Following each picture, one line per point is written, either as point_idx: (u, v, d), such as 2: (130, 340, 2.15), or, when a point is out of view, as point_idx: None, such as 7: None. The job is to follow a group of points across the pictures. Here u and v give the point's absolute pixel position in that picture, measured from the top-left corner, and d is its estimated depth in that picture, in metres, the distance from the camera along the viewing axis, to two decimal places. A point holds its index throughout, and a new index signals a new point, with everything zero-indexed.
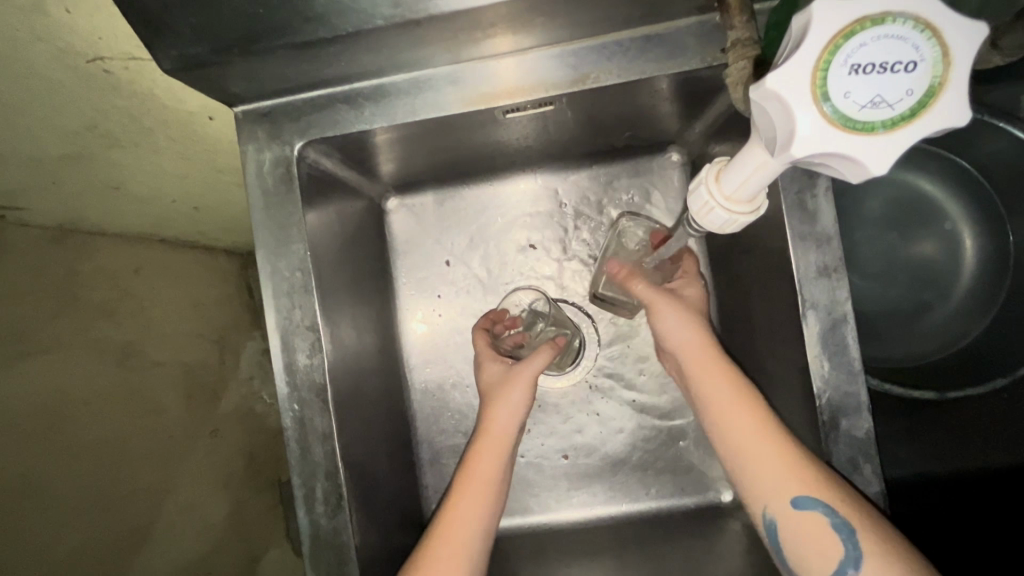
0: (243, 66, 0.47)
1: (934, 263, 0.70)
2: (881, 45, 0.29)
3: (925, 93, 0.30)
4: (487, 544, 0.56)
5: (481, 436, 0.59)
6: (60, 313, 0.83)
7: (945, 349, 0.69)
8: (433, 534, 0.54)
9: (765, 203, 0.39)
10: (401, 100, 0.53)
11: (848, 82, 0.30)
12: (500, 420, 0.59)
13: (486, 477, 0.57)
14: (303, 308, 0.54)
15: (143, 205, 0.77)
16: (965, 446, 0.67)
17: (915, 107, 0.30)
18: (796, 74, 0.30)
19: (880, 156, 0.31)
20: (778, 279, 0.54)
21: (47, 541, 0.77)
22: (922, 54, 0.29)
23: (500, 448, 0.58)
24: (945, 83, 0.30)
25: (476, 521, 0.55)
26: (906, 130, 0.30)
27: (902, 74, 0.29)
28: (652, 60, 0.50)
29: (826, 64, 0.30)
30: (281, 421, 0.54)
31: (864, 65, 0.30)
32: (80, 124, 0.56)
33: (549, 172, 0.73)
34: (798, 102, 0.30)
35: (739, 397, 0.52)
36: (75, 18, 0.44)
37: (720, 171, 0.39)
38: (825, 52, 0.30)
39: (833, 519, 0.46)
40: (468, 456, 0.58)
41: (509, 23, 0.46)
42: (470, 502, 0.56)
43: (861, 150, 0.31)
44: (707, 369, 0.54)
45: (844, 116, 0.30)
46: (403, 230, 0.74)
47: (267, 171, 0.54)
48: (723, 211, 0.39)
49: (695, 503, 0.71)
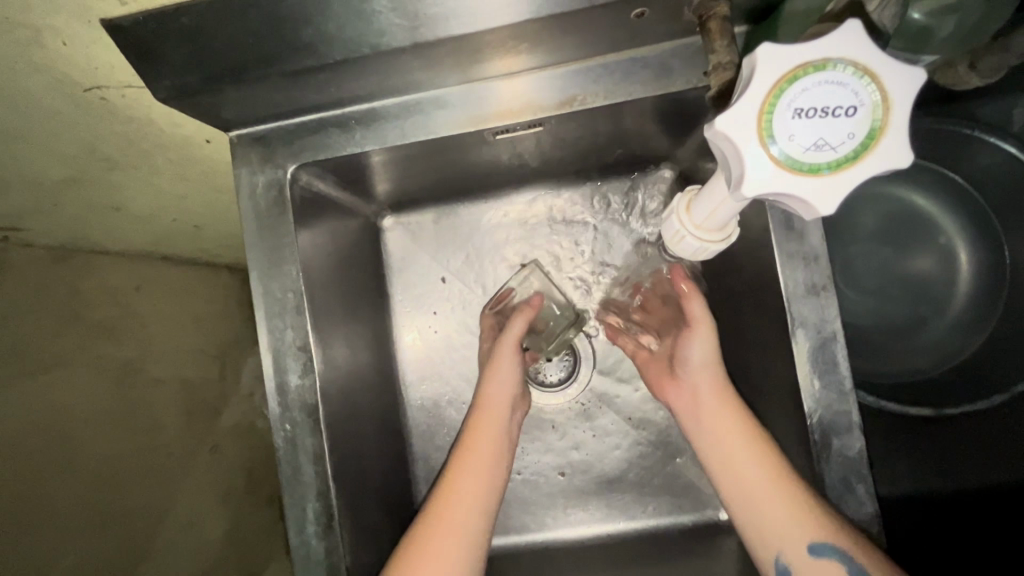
0: (236, 92, 0.48)
1: (930, 279, 0.69)
2: (822, 90, 0.31)
3: (866, 136, 0.31)
4: (489, 523, 0.55)
5: (478, 417, 0.59)
6: (62, 331, 0.86)
7: (944, 364, 0.67)
8: (429, 515, 0.53)
9: (737, 232, 0.40)
10: (391, 123, 0.54)
11: (791, 126, 0.31)
12: (491, 391, 0.60)
13: (484, 454, 0.57)
14: (295, 329, 0.55)
15: (145, 224, 0.78)
16: (968, 464, 0.65)
17: (857, 149, 0.31)
18: (743, 117, 0.31)
19: (827, 196, 0.32)
20: (767, 298, 0.54)
21: (51, 551, 0.79)
22: (862, 99, 0.31)
23: (491, 421, 0.59)
24: (885, 126, 0.31)
25: (477, 497, 0.55)
26: (849, 171, 0.31)
27: (843, 118, 0.31)
28: (637, 82, 0.51)
29: (770, 107, 0.31)
30: (273, 441, 0.55)
31: (806, 109, 0.31)
32: (79, 149, 0.57)
33: (545, 189, 0.74)
34: (746, 144, 0.32)
35: (751, 441, 0.52)
36: (72, 50, 0.44)
37: (691, 201, 0.40)
38: (769, 96, 0.31)
39: (850, 567, 0.46)
40: (465, 436, 0.58)
41: (495, 49, 0.48)
42: (471, 478, 0.55)
43: (808, 189, 0.31)
44: (720, 415, 0.54)
45: (788, 160, 0.31)
46: (397, 248, 0.75)
47: (260, 195, 0.55)
48: (694, 239, 0.39)
49: (693, 521, 0.70)
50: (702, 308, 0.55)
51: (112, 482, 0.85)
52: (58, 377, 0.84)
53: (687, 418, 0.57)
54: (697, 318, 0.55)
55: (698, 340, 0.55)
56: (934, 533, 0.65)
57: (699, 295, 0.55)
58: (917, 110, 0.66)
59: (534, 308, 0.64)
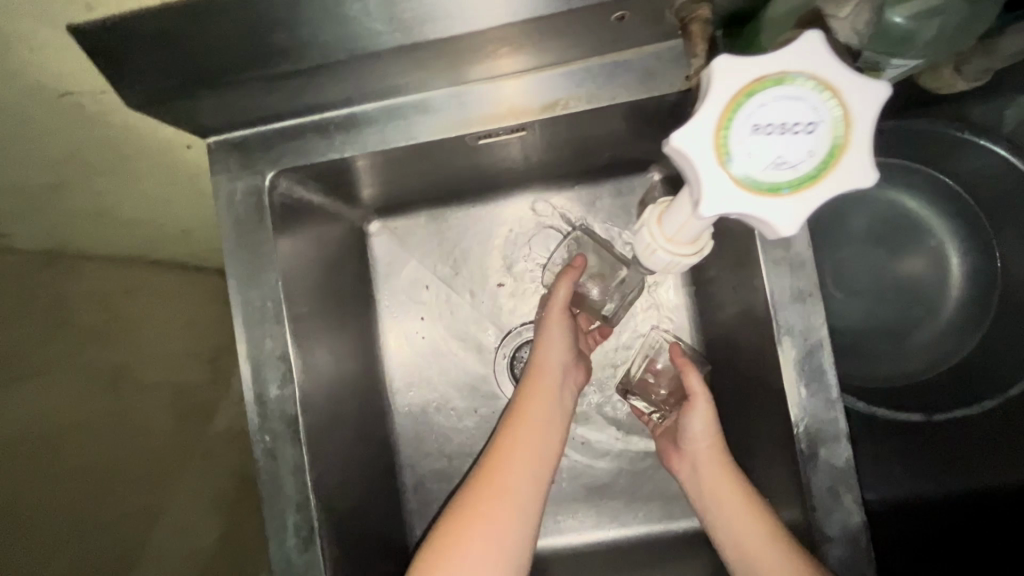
0: (211, 97, 0.47)
1: (921, 282, 0.68)
2: (782, 104, 0.32)
3: (826, 154, 0.32)
4: (544, 487, 0.55)
5: (532, 383, 0.60)
6: (55, 334, 0.81)
7: (935, 369, 0.66)
8: (481, 476, 0.54)
9: (708, 245, 0.41)
10: (372, 128, 0.53)
11: (749, 142, 0.32)
12: (544, 359, 0.61)
13: (536, 420, 0.57)
14: (274, 338, 0.54)
15: (129, 229, 0.77)
16: (961, 467, 0.64)
17: (818, 167, 0.32)
18: (702, 134, 0.32)
19: (787, 213, 0.33)
20: (754, 304, 0.53)
21: (46, 559, 0.76)
22: (821, 116, 0.32)
23: (544, 389, 0.59)
24: (845, 144, 0.32)
25: (531, 461, 0.55)
26: (810, 189, 0.33)
27: (803, 134, 0.32)
28: (621, 86, 0.50)
29: (729, 122, 0.32)
30: (253, 452, 0.54)
31: (764, 125, 0.32)
32: (56, 155, 0.56)
33: (535, 192, 0.73)
34: (704, 161, 0.32)
35: (746, 508, 0.53)
36: (41, 56, 0.43)
37: (662, 213, 0.40)
38: (728, 110, 0.32)
39: None
40: (518, 400, 0.59)
41: (474, 54, 0.47)
42: (527, 442, 0.56)
43: (767, 207, 0.33)
44: (717, 485, 0.55)
45: (747, 175, 0.32)
46: (384, 253, 0.74)
47: (239, 202, 0.54)
48: (666, 252, 0.40)
49: (684, 528, 0.70)
50: (700, 383, 0.57)
51: (106, 486, 0.83)
52: (51, 381, 0.80)
53: (692, 488, 0.58)
54: (696, 392, 0.57)
55: (697, 416, 0.57)
56: (928, 538, 0.64)
57: (697, 369, 0.58)
58: (906, 112, 0.66)
59: (577, 266, 0.64)
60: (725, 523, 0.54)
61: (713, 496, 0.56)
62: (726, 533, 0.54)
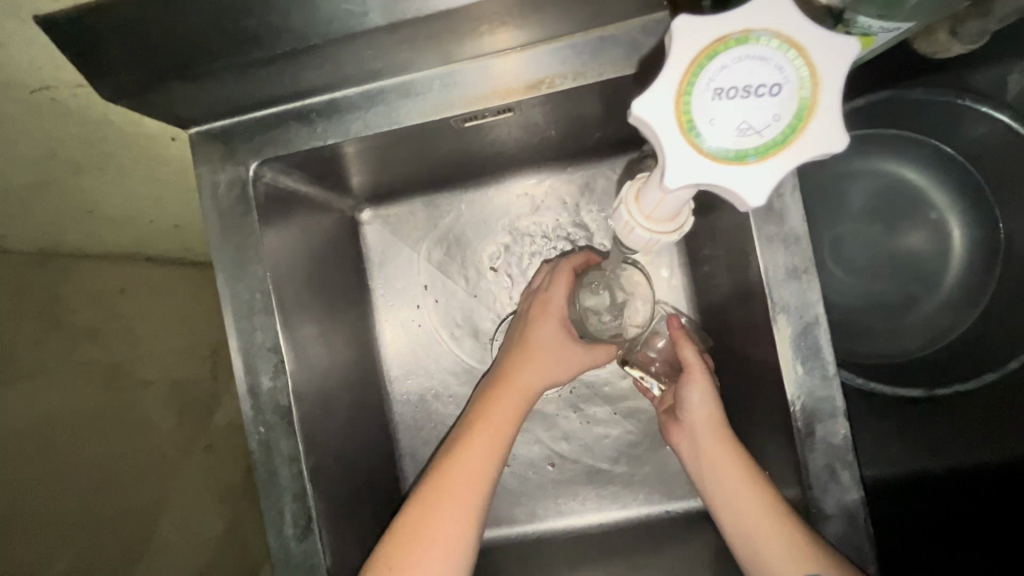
0: (187, 87, 0.47)
1: (922, 255, 0.67)
2: (743, 66, 0.31)
3: (793, 117, 0.31)
4: (489, 494, 0.55)
5: (502, 388, 0.58)
6: (48, 338, 0.83)
7: (935, 343, 0.66)
8: (437, 487, 0.54)
9: (687, 222, 0.40)
10: (354, 114, 0.52)
11: (711, 108, 0.31)
12: (532, 379, 0.59)
13: (502, 424, 0.57)
14: (264, 330, 0.54)
15: (121, 225, 0.76)
16: (965, 442, 0.63)
17: (785, 132, 0.32)
18: (662, 104, 0.32)
19: (754, 183, 0.32)
20: (749, 283, 0.52)
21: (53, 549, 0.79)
22: (786, 77, 0.31)
23: (519, 403, 0.58)
24: (814, 105, 0.31)
25: (485, 467, 0.54)
26: (779, 155, 0.32)
27: (767, 97, 0.31)
28: (607, 61, 0.49)
29: (689, 87, 0.32)
30: (248, 444, 0.54)
31: (727, 89, 0.31)
32: (40, 153, 0.56)
33: (527, 174, 0.71)
34: (664, 130, 0.32)
35: (741, 477, 0.53)
36: (10, 50, 0.43)
37: (639, 190, 0.39)
38: (688, 74, 0.32)
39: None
40: (487, 401, 0.58)
41: (449, 34, 0.46)
42: (479, 450, 0.55)
43: (735, 178, 0.32)
44: (716, 455, 0.55)
45: (711, 144, 0.32)
46: (377, 242, 0.73)
47: (222, 195, 0.53)
48: (643, 230, 0.39)
49: (685, 508, 0.69)
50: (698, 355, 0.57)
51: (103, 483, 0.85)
52: (44, 383, 0.81)
53: (689, 459, 0.58)
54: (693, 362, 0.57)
55: (695, 389, 0.57)
56: (931, 513, 0.63)
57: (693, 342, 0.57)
58: (910, 74, 0.63)
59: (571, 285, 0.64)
60: (722, 491, 0.54)
61: (709, 463, 0.55)
62: (718, 499, 0.54)
